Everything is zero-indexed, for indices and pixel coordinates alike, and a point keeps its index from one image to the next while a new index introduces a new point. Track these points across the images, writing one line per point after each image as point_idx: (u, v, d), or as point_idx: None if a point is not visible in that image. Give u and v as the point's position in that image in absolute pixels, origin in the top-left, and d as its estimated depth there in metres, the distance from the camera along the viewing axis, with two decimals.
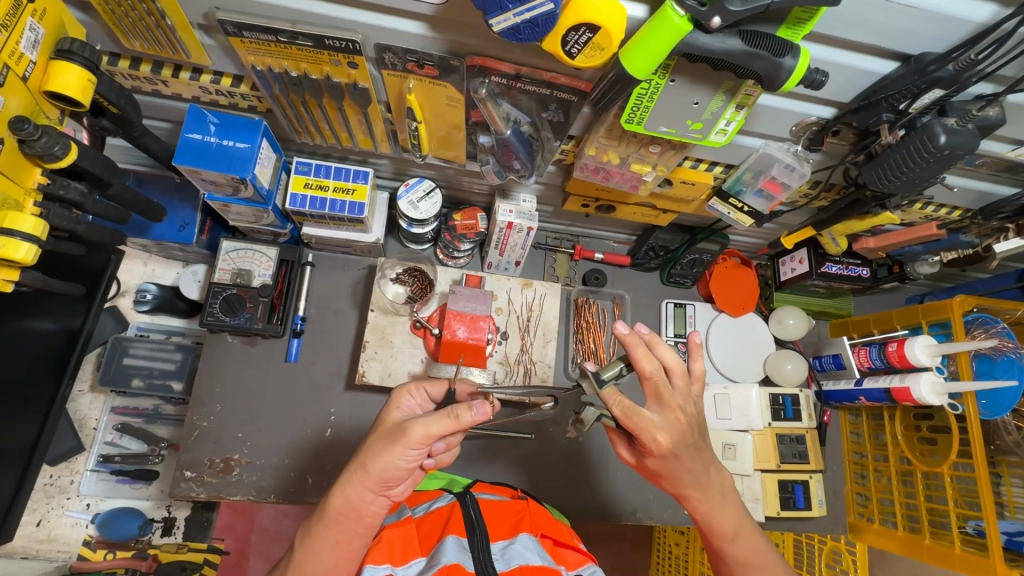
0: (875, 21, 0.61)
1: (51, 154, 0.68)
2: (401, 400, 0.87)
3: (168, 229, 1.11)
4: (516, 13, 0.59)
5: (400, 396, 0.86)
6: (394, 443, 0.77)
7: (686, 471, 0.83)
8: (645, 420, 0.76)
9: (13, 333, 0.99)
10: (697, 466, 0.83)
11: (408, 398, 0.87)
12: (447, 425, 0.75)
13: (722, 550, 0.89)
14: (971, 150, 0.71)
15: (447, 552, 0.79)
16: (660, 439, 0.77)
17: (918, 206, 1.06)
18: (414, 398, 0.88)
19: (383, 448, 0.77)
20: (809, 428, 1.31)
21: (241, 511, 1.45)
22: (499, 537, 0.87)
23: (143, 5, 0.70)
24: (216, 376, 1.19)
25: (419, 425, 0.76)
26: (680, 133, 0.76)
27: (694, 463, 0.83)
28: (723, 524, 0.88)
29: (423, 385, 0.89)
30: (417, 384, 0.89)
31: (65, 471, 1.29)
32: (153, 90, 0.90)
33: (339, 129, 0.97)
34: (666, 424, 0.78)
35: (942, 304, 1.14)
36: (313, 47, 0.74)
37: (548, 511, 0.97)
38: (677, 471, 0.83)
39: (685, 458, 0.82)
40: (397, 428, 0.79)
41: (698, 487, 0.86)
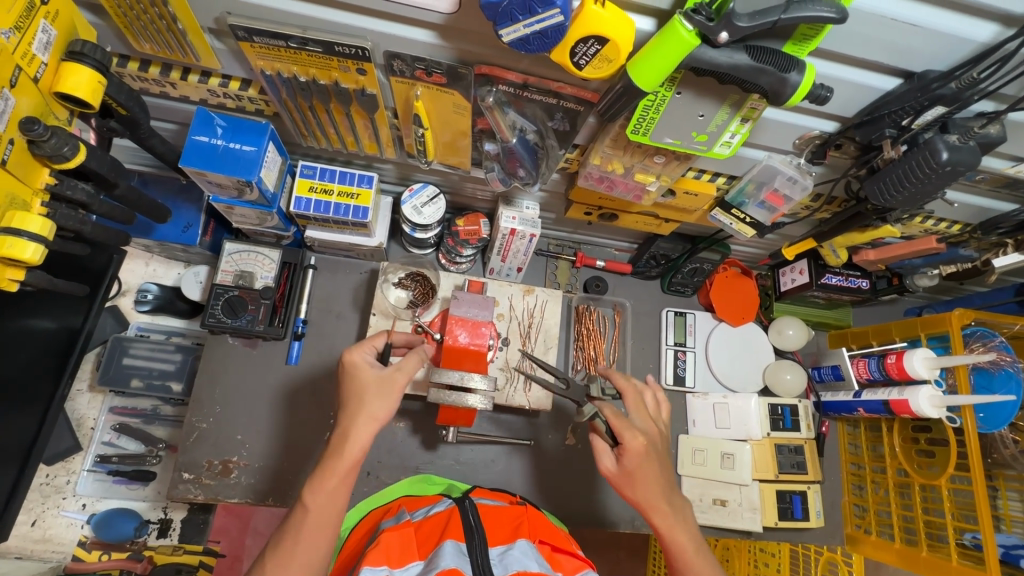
0: (878, 39, 0.62)
1: (60, 154, 0.68)
2: (356, 357, 0.80)
3: (171, 230, 1.11)
4: (526, 25, 0.60)
5: (354, 355, 0.80)
6: (383, 390, 0.76)
7: (655, 502, 0.81)
8: (599, 443, 0.83)
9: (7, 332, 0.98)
10: (664, 494, 0.81)
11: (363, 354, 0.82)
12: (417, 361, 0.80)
13: (688, 570, 0.80)
14: (974, 167, 0.71)
15: (446, 557, 0.78)
16: (606, 462, 0.83)
17: (918, 220, 1.07)
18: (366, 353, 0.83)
19: (372, 396, 0.76)
20: (807, 439, 1.32)
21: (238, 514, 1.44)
22: (497, 543, 0.87)
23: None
24: (217, 378, 1.19)
25: (403, 371, 0.78)
26: (684, 145, 0.76)
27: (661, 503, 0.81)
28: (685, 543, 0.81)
29: (370, 341, 0.84)
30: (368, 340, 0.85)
31: (62, 471, 1.29)
32: (161, 92, 0.91)
33: (345, 133, 0.97)
34: (625, 460, 0.81)
35: (941, 317, 1.16)
36: (322, 53, 0.75)
37: (547, 520, 0.98)
38: (643, 503, 0.81)
39: (650, 492, 0.80)
40: (379, 380, 0.77)
41: (676, 530, 0.81)
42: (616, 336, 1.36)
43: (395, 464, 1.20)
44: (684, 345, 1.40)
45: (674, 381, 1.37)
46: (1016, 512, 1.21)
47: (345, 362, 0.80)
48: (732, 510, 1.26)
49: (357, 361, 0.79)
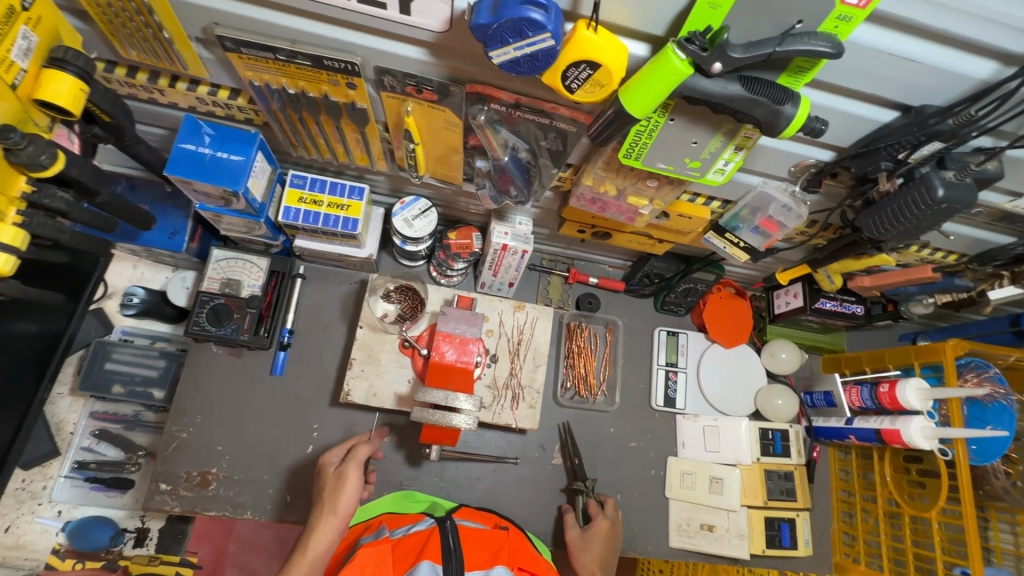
0: (877, 72, 0.61)
1: (37, 163, 0.66)
2: (326, 460, 0.99)
3: (157, 236, 1.09)
4: (516, 47, 0.58)
5: (324, 458, 1.00)
6: (337, 485, 0.93)
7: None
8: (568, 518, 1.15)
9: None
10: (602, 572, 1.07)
11: (331, 457, 1.00)
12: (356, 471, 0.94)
13: None
14: (970, 204, 0.70)
15: None
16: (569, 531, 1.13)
17: (914, 249, 1.06)
18: (335, 455, 1.00)
19: (330, 493, 0.92)
20: (797, 465, 1.30)
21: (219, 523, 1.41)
22: (474, 567, 0.85)
23: (133, 4, 0.67)
24: (200, 387, 1.17)
25: (353, 461, 0.95)
26: (677, 171, 0.75)
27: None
28: None
29: (339, 448, 1.03)
30: (339, 448, 1.02)
31: (38, 476, 1.26)
32: (149, 98, 0.89)
33: (336, 145, 0.96)
34: (589, 528, 1.11)
35: (935, 346, 1.16)
36: (312, 67, 0.73)
37: (528, 546, 0.96)
38: (584, 573, 1.06)
39: (592, 565, 1.06)
40: (338, 477, 0.94)
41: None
42: (607, 356, 1.36)
43: (378, 480, 1.18)
44: (676, 366, 1.39)
45: (664, 402, 1.36)
46: (1008, 546, 1.20)
47: (317, 467, 0.99)
48: (719, 536, 1.24)
49: (325, 461, 0.99)
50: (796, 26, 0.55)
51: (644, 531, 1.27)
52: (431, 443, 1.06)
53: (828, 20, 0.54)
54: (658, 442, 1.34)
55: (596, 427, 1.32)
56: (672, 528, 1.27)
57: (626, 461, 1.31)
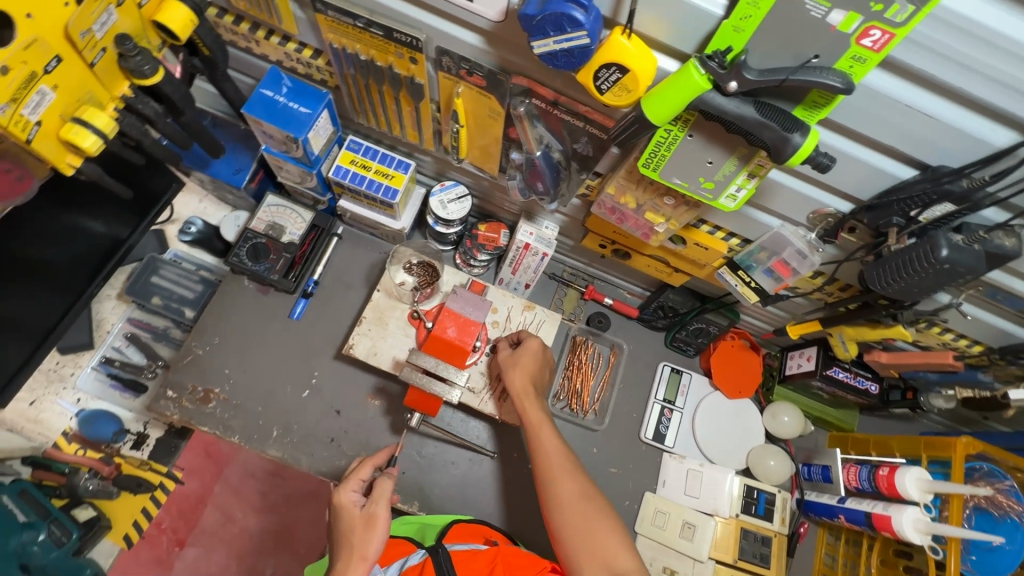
0: (894, 123, 0.63)
1: (140, 71, 0.78)
2: (345, 497, 0.97)
3: (224, 168, 1.22)
4: (555, 41, 0.65)
5: (342, 496, 0.96)
6: (367, 529, 0.93)
7: (521, 391, 1.07)
8: (502, 343, 1.14)
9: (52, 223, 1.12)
10: (532, 394, 1.08)
11: (351, 491, 0.98)
12: (387, 485, 0.99)
13: (554, 483, 0.97)
14: (976, 273, 0.69)
15: None
16: (502, 351, 1.13)
17: (936, 329, 1.03)
18: (354, 488, 0.99)
19: (359, 536, 0.92)
20: (778, 533, 1.25)
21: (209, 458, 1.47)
22: None
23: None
24: (224, 312, 1.27)
25: (381, 500, 0.96)
26: (691, 188, 0.78)
27: (528, 392, 1.08)
28: (551, 447, 1.01)
29: (353, 476, 1.00)
30: (352, 476, 1.00)
31: (70, 362, 1.38)
32: (246, 47, 1.02)
33: (392, 117, 1.06)
34: (519, 348, 1.12)
35: (947, 440, 1.10)
36: (383, 37, 0.83)
37: (520, 554, 0.95)
38: (517, 389, 1.07)
39: (522, 380, 1.08)
40: (365, 519, 0.94)
41: (535, 414, 1.05)
42: (605, 377, 1.37)
43: (360, 439, 1.22)
44: (672, 404, 1.37)
45: (653, 436, 1.34)
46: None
47: (334, 502, 0.96)
48: None
49: (344, 501, 0.96)
50: (812, 60, 0.59)
51: None
52: (416, 409, 1.13)
53: (843, 58, 0.57)
54: (638, 473, 1.32)
55: (579, 443, 1.32)
56: None
57: (603, 484, 1.30)
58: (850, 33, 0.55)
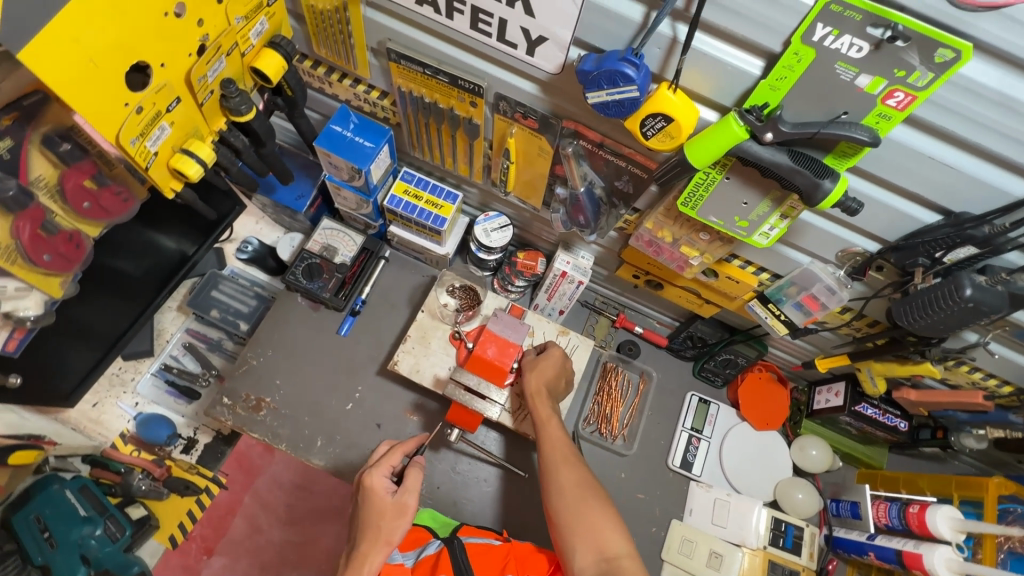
0: (919, 172, 0.69)
1: (238, 109, 0.89)
2: (376, 482, 0.98)
3: (287, 195, 1.33)
4: (608, 92, 0.74)
5: (375, 481, 0.98)
6: (396, 517, 0.95)
7: (536, 391, 1.13)
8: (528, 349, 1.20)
9: (137, 242, 1.24)
10: (545, 395, 1.13)
11: (381, 475, 0.99)
12: (416, 475, 1.00)
13: (554, 470, 1.02)
14: (999, 313, 0.73)
15: None
16: (527, 355, 1.19)
17: (965, 369, 1.05)
18: (384, 472, 1.00)
19: (387, 522, 0.95)
20: (806, 568, 1.26)
21: (244, 470, 1.47)
22: None
23: (339, 15, 0.90)
24: (277, 326, 1.36)
25: (412, 492, 0.98)
26: (726, 226, 0.85)
27: (541, 393, 1.13)
28: (555, 437, 1.07)
29: (385, 460, 1.02)
30: (383, 461, 1.01)
31: (131, 368, 1.49)
32: (320, 88, 1.14)
33: (446, 153, 1.15)
34: (541, 354, 1.19)
35: (978, 480, 1.11)
36: (448, 83, 0.93)
37: (532, 552, 1.02)
38: (531, 385, 1.13)
39: (537, 382, 1.14)
40: (392, 507, 0.96)
41: (546, 412, 1.10)
42: (634, 404, 1.41)
43: None
44: (700, 433, 1.40)
45: (680, 464, 1.36)
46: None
47: (366, 484, 0.97)
48: None
49: (376, 484, 0.97)
50: (842, 116, 0.65)
51: None
52: (456, 425, 1.22)
53: (870, 115, 0.64)
54: (665, 500, 1.34)
55: (607, 467, 1.35)
56: None
57: (630, 510, 1.32)
58: (875, 94, 0.61)
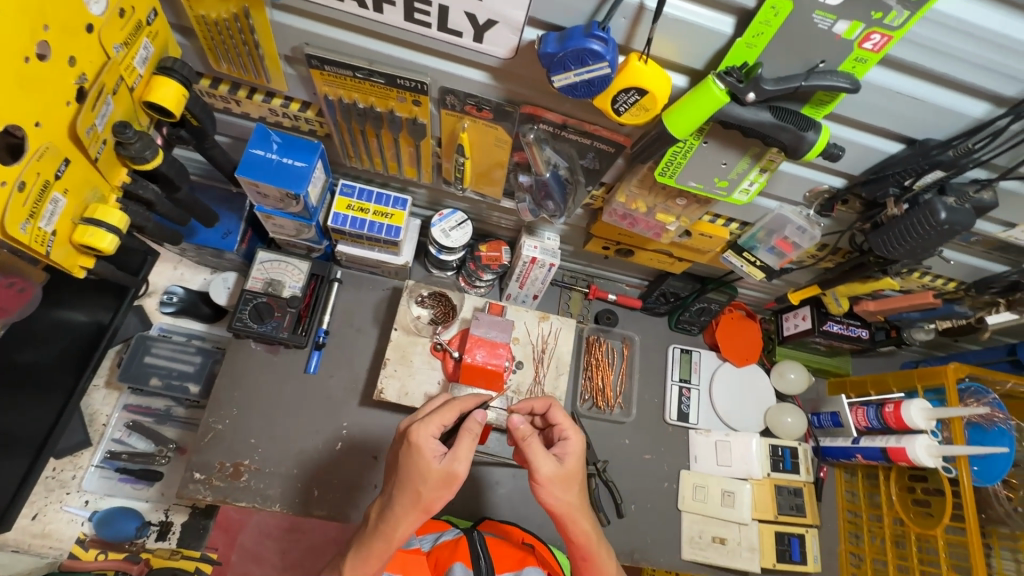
0: (888, 109, 0.70)
1: (142, 157, 0.75)
2: (421, 443, 0.77)
3: (211, 235, 1.16)
4: (576, 73, 0.67)
5: (422, 440, 0.77)
6: (442, 487, 0.76)
7: (569, 512, 0.81)
8: (538, 447, 0.80)
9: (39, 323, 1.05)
10: (582, 509, 0.83)
11: (428, 436, 0.78)
12: (467, 442, 0.78)
13: None
14: (968, 228, 0.79)
15: None
16: (543, 467, 0.80)
17: (917, 275, 1.14)
18: (431, 430, 0.79)
19: (430, 491, 0.76)
20: (806, 483, 1.35)
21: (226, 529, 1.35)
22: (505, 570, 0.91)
23: (239, 24, 0.77)
24: (237, 381, 1.22)
25: (464, 461, 0.77)
26: (706, 189, 0.84)
27: (575, 509, 0.82)
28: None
29: (439, 416, 0.80)
30: (432, 418, 0.79)
31: (68, 465, 1.29)
32: (226, 108, 0.98)
33: (388, 158, 1.05)
34: (564, 454, 0.83)
35: (936, 370, 1.23)
36: (385, 84, 0.82)
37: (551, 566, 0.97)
38: (558, 510, 0.81)
39: (569, 498, 0.82)
40: (438, 477, 0.76)
41: (586, 534, 0.82)
42: (622, 369, 1.42)
43: None
44: (689, 383, 1.44)
45: (677, 416, 1.41)
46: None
47: (410, 441, 0.77)
48: (731, 549, 1.28)
49: (422, 443, 0.76)
50: (819, 65, 0.64)
51: (657, 542, 1.30)
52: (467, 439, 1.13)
53: (847, 61, 0.63)
54: (670, 455, 1.38)
55: (612, 437, 1.37)
56: (684, 540, 1.30)
57: (642, 472, 1.35)
58: (853, 39, 0.60)
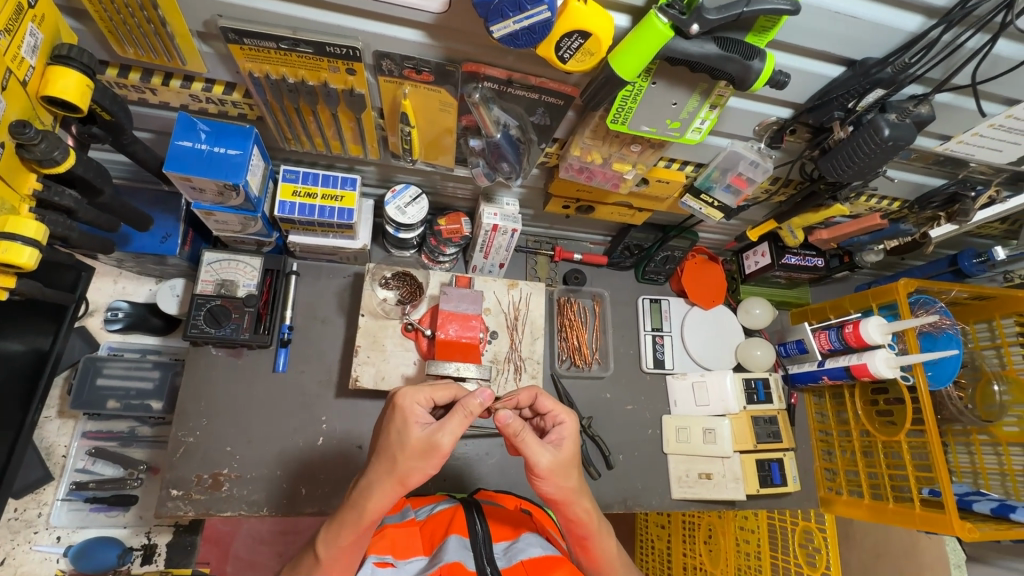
0: (828, 31, 0.71)
1: (51, 158, 0.68)
2: (408, 407, 0.76)
3: (149, 240, 1.08)
4: (515, 21, 0.64)
5: (409, 404, 0.77)
6: (420, 458, 0.74)
7: (570, 496, 0.81)
8: (534, 439, 0.79)
9: None
10: (580, 491, 0.83)
11: (415, 402, 0.77)
12: (459, 420, 0.76)
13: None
14: (910, 142, 0.81)
15: (450, 551, 0.83)
16: (541, 459, 0.79)
17: (864, 198, 1.18)
18: (420, 398, 0.78)
19: (408, 459, 0.74)
20: (779, 410, 1.41)
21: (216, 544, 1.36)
22: (501, 538, 0.91)
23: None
24: (202, 390, 1.16)
25: (450, 434, 0.75)
26: (659, 132, 0.83)
27: (575, 496, 0.82)
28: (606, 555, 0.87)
29: (428, 389, 0.80)
30: (423, 387, 0.80)
31: (31, 504, 1.22)
32: (141, 99, 0.90)
33: (329, 136, 0.99)
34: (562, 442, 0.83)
35: (889, 287, 1.28)
36: (313, 54, 0.77)
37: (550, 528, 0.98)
38: (557, 498, 0.82)
39: (571, 485, 0.82)
40: (419, 445, 0.74)
41: (585, 511, 0.84)
42: (596, 325, 1.44)
43: None
44: (661, 330, 1.47)
45: (654, 364, 1.44)
46: (1019, 467, 1.26)
47: (395, 406, 0.76)
48: (716, 482, 1.33)
49: (408, 407, 0.76)
50: None
51: (647, 487, 1.34)
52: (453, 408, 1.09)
53: None
54: (651, 402, 1.41)
55: (593, 393, 1.38)
56: (673, 481, 1.34)
57: (626, 423, 1.38)
58: None
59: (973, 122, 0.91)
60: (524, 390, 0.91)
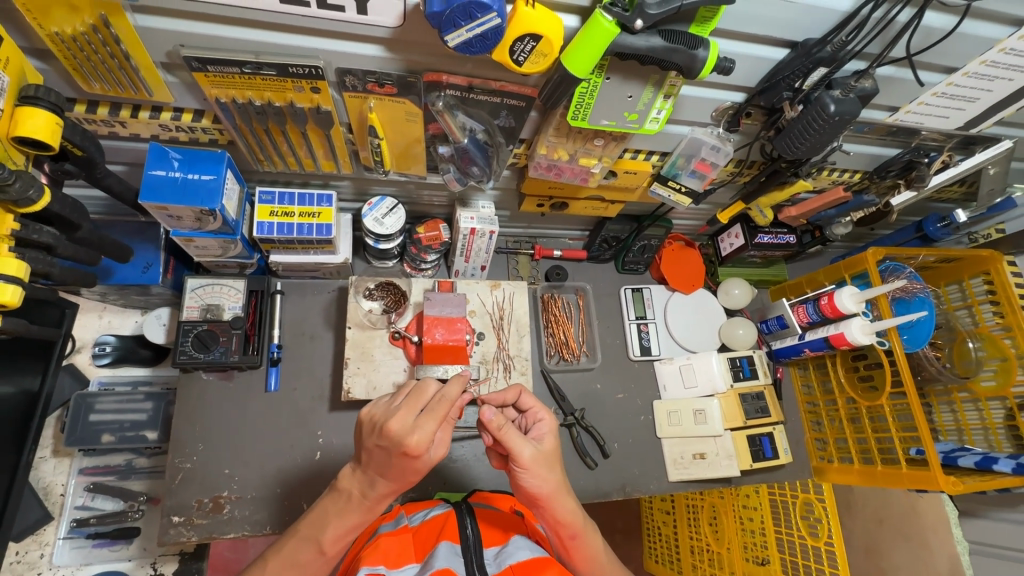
0: (766, 17, 0.74)
1: (26, 197, 0.69)
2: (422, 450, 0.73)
3: (130, 271, 1.09)
4: (468, 29, 0.67)
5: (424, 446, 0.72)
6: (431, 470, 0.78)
7: (554, 492, 0.84)
8: (516, 432, 0.82)
9: None
10: (562, 490, 0.86)
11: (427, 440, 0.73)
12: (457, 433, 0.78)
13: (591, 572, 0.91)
14: (857, 116, 0.84)
15: (440, 557, 0.83)
16: (524, 451, 0.81)
17: (826, 172, 1.23)
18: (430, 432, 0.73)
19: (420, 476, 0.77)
20: (765, 385, 1.44)
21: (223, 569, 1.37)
22: (492, 543, 0.92)
23: (100, 35, 0.71)
24: (196, 415, 1.17)
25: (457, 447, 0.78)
26: (619, 125, 0.86)
27: (559, 490, 0.85)
28: (588, 550, 0.89)
29: (434, 418, 0.73)
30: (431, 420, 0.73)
31: (33, 545, 1.22)
32: (111, 133, 0.92)
33: (301, 155, 1.01)
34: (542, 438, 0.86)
35: (859, 257, 1.32)
36: (277, 76, 0.79)
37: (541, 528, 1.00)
38: (543, 494, 0.83)
39: (554, 480, 0.84)
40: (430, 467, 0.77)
41: (569, 512, 0.86)
42: (581, 319, 1.47)
43: None
44: (645, 318, 1.50)
45: (641, 352, 1.46)
46: (999, 419, 1.30)
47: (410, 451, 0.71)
48: (711, 462, 1.35)
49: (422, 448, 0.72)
50: None
51: (644, 472, 1.36)
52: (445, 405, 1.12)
53: None
54: (642, 389, 1.44)
55: (583, 385, 1.41)
56: (669, 463, 1.37)
57: (619, 411, 1.41)
58: None
59: (916, 92, 0.96)
60: (510, 390, 0.93)
